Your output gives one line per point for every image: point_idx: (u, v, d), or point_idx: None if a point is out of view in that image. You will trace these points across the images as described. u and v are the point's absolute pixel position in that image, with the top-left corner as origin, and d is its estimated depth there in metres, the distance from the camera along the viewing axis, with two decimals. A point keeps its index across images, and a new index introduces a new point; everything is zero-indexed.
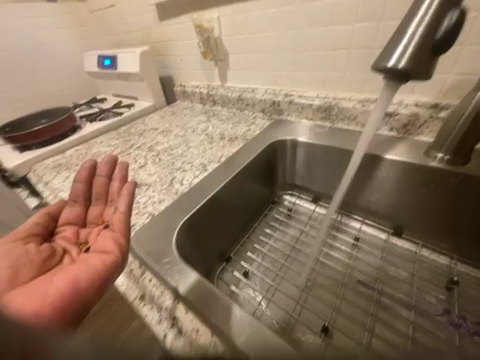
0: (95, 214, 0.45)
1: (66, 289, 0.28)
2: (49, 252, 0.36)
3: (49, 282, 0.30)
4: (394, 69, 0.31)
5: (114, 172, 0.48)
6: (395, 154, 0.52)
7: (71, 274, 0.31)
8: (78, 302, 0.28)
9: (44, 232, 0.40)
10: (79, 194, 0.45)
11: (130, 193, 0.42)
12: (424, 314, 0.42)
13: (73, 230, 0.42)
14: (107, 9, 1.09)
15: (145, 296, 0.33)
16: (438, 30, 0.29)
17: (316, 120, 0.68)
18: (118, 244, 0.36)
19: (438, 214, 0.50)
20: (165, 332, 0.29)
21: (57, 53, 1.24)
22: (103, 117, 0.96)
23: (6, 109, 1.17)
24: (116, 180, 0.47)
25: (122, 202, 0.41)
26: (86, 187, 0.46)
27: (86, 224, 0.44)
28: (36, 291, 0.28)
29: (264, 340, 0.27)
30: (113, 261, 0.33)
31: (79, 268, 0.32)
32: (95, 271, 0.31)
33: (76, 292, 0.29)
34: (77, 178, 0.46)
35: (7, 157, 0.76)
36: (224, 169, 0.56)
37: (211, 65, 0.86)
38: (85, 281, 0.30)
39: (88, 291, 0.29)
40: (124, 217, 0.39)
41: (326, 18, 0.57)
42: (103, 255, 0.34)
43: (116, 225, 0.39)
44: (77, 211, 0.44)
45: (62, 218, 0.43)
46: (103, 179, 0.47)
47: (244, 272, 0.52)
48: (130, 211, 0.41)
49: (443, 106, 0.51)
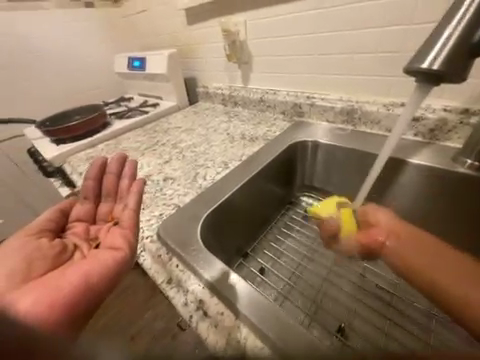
0: (105, 210, 0.47)
1: (78, 284, 0.33)
2: (60, 248, 0.38)
3: (64, 275, 0.34)
4: (428, 71, 0.31)
5: (123, 169, 0.49)
6: (421, 159, 0.51)
7: (83, 268, 0.35)
8: (90, 295, 0.33)
9: (56, 227, 0.42)
10: (88, 191, 0.47)
11: (140, 191, 0.44)
12: (444, 324, 0.41)
13: (84, 226, 0.44)
14: (139, 15, 1.17)
15: (171, 280, 0.37)
16: (476, 32, 0.29)
17: (338, 123, 0.68)
18: (128, 242, 0.39)
19: (466, 222, 0.48)
20: (191, 314, 0.32)
21: (91, 55, 1.33)
22: (130, 115, 1.02)
23: (44, 105, 1.27)
24: (126, 177, 0.48)
25: (130, 200, 0.43)
26: (96, 184, 0.48)
27: (95, 220, 0.46)
28: (52, 284, 0.33)
29: (288, 328, 0.28)
30: (122, 258, 0.37)
31: (90, 265, 0.35)
32: (106, 268, 0.35)
33: (89, 287, 0.33)
34: (87, 175, 0.48)
35: (46, 149, 0.83)
36: (244, 168, 0.58)
37: (235, 67, 0.89)
38: (95, 278, 0.34)
39: (99, 286, 0.34)
40: (132, 215, 0.41)
41: (353, 22, 0.58)
42: (113, 252, 0.37)
43: (125, 222, 0.41)
44: (88, 207, 0.46)
45: (73, 214, 0.45)
46: (112, 177, 0.48)
47: (260, 268, 0.53)
48: (139, 208, 0.43)
49: (474, 112, 0.49)
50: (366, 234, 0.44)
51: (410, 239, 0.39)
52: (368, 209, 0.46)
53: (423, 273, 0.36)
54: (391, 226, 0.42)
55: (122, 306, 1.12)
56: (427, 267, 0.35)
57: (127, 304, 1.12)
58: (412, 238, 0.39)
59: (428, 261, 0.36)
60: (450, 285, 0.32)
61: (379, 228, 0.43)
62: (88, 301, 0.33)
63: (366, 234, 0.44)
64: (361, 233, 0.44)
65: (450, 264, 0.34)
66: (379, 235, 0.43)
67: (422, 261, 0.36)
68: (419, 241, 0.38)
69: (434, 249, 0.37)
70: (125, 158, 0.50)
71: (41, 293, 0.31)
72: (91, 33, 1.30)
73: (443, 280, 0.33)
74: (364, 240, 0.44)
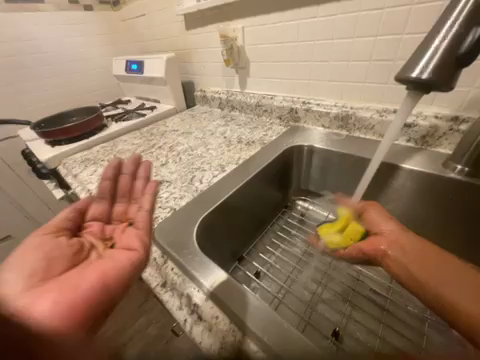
0: (119, 211, 0.49)
1: (96, 285, 0.34)
2: (78, 247, 0.39)
3: (82, 276, 0.35)
4: (418, 79, 0.32)
5: (139, 172, 0.55)
6: (414, 164, 0.52)
7: (101, 270, 0.36)
8: (106, 298, 0.34)
9: (73, 226, 0.42)
10: (105, 191, 0.49)
11: (154, 190, 0.52)
12: (435, 326, 0.41)
13: (99, 226, 0.46)
14: (138, 18, 1.18)
15: (166, 284, 0.36)
16: (462, 45, 0.30)
17: (333, 129, 0.69)
18: (143, 244, 0.41)
19: (456, 225, 0.50)
20: (186, 318, 0.31)
21: (88, 57, 1.33)
22: (127, 117, 1.02)
23: (39, 106, 1.26)
24: (141, 178, 0.54)
25: (147, 201, 0.49)
26: (112, 185, 0.51)
27: (110, 220, 0.48)
28: (70, 285, 0.33)
29: (283, 333, 0.28)
30: (137, 260, 0.38)
31: (108, 266, 0.37)
32: (122, 269, 0.37)
33: (105, 289, 0.34)
34: (104, 176, 0.51)
35: (40, 150, 0.82)
36: (242, 171, 0.59)
37: (233, 72, 0.90)
38: (112, 279, 0.36)
39: (115, 289, 0.35)
40: (148, 216, 0.46)
41: (347, 31, 0.59)
42: (129, 253, 0.39)
43: (141, 222, 0.45)
44: (102, 206, 0.48)
45: (89, 213, 0.46)
46: (127, 179, 0.53)
47: (255, 272, 0.53)
48: (152, 209, 0.48)
49: (464, 119, 0.50)
50: (369, 242, 0.41)
51: (412, 248, 0.35)
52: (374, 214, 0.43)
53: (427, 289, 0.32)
54: (393, 233, 0.39)
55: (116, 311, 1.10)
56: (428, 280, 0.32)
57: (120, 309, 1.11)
58: (415, 248, 0.35)
59: (432, 273, 0.32)
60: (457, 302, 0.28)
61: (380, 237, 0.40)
62: (104, 304, 0.33)
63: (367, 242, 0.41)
64: (364, 241, 0.42)
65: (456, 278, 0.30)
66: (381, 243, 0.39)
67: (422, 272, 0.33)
68: (421, 251, 0.35)
69: (439, 262, 0.33)
70: (139, 161, 0.57)
71: (61, 293, 0.32)
72: (88, 35, 1.30)
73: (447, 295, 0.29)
74: (364, 248, 0.41)
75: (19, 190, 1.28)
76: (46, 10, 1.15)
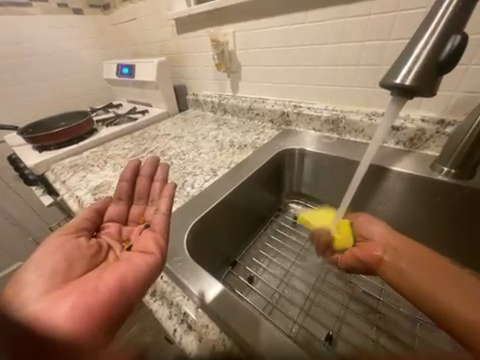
0: (136, 212, 0.47)
1: (114, 287, 0.32)
2: (97, 248, 0.38)
3: (100, 277, 0.33)
4: (402, 85, 0.33)
5: (156, 172, 0.50)
6: (403, 166, 0.53)
7: (118, 272, 0.34)
8: (125, 301, 0.31)
9: (92, 227, 0.41)
10: (122, 192, 0.46)
11: (171, 195, 0.45)
12: (426, 327, 0.42)
13: (117, 227, 0.44)
14: (129, 22, 1.17)
15: (156, 292, 0.35)
16: (442, 52, 0.31)
17: (324, 132, 0.70)
18: (159, 246, 0.37)
19: (444, 225, 0.50)
20: (175, 327, 0.31)
21: (78, 60, 1.31)
22: (118, 121, 1.01)
23: (27, 111, 1.23)
24: (158, 180, 0.49)
25: (164, 204, 0.43)
26: (129, 186, 0.48)
27: (127, 221, 0.46)
28: (89, 287, 0.31)
29: (276, 343, 0.27)
30: (154, 262, 0.35)
31: (125, 267, 0.34)
32: (139, 271, 0.34)
33: (122, 291, 0.32)
34: (121, 177, 0.48)
35: (28, 156, 0.80)
36: (234, 175, 0.58)
37: (224, 76, 0.90)
38: (129, 280, 0.33)
39: (132, 291, 0.32)
40: (166, 219, 0.41)
41: (336, 36, 0.60)
42: (145, 255, 0.36)
43: (158, 226, 0.40)
44: (121, 208, 0.46)
45: (107, 214, 0.44)
46: (144, 180, 0.49)
47: (248, 277, 0.53)
48: (170, 212, 0.42)
49: (450, 122, 0.52)
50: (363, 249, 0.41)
51: (404, 251, 0.35)
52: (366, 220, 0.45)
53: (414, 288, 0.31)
54: (385, 239, 0.39)
55: None
56: (417, 279, 0.31)
57: None
58: (406, 252, 0.35)
59: (421, 273, 0.32)
60: (441, 298, 0.28)
61: (372, 243, 0.40)
62: (122, 307, 0.31)
63: (360, 249, 0.42)
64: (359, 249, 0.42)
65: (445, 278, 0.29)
66: (375, 249, 0.39)
67: (412, 273, 0.32)
68: (412, 253, 0.34)
69: (429, 264, 0.32)
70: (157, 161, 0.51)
71: (78, 296, 0.30)
72: (78, 39, 1.28)
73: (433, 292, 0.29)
74: (360, 256, 0.41)
75: (6, 197, 1.25)
76: (35, 14, 1.13)
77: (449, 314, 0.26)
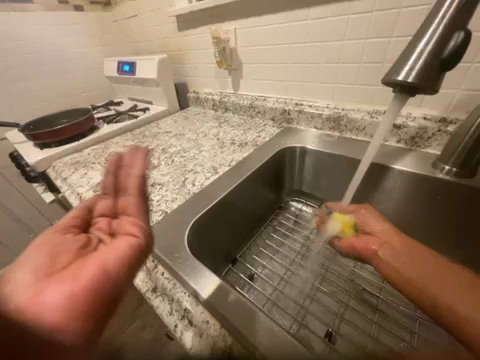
0: (121, 202, 0.39)
1: (100, 275, 0.29)
2: (84, 242, 0.34)
3: (86, 267, 0.29)
4: (404, 83, 0.33)
5: (135, 156, 0.44)
6: (404, 165, 0.53)
7: (103, 258, 0.31)
8: (113, 286, 0.29)
9: (82, 224, 0.37)
10: (106, 185, 0.41)
11: (141, 174, 0.41)
12: (425, 325, 0.42)
13: (107, 221, 0.38)
14: (130, 19, 1.17)
15: (157, 289, 0.36)
16: (445, 49, 0.31)
17: (325, 130, 0.70)
18: (142, 229, 0.36)
19: (445, 225, 0.50)
20: (176, 323, 0.32)
21: (79, 57, 1.31)
22: (119, 119, 1.01)
23: (29, 108, 1.23)
24: (136, 162, 0.43)
25: (134, 184, 0.40)
26: (114, 177, 0.42)
27: (116, 213, 0.39)
28: (75, 277, 0.28)
29: (278, 341, 0.27)
30: (138, 243, 0.34)
31: (110, 253, 0.32)
32: (125, 255, 0.32)
33: (109, 279, 0.29)
34: (106, 169, 0.42)
35: (29, 153, 0.80)
36: (234, 173, 0.58)
37: (226, 73, 0.90)
38: (115, 267, 0.30)
39: (119, 275, 0.30)
40: (138, 201, 0.39)
41: (339, 33, 0.60)
42: (129, 238, 0.35)
43: (133, 209, 0.38)
44: (109, 201, 0.40)
45: (96, 210, 0.40)
46: (123, 167, 0.42)
47: (249, 275, 0.53)
48: (142, 192, 0.40)
49: (452, 120, 0.51)
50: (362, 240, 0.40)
51: (404, 247, 0.35)
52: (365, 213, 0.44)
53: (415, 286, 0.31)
54: (384, 232, 0.38)
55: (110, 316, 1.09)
56: (419, 277, 0.31)
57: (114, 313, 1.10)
58: (406, 248, 0.35)
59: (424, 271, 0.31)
60: (445, 298, 0.27)
61: (372, 236, 0.39)
62: (112, 295, 0.28)
63: (359, 240, 0.41)
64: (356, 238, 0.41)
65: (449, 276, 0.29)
66: (373, 243, 0.38)
67: (414, 270, 0.32)
68: (413, 250, 0.34)
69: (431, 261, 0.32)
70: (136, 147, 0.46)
71: (65, 284, 0.27)
72: (79, 36, 1.28)
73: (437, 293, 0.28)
74: (355, 245, 0.40)
75: (7, 194, 1.25)
76: (36, 10, 1.13)
77: (451, 313, 0.26)
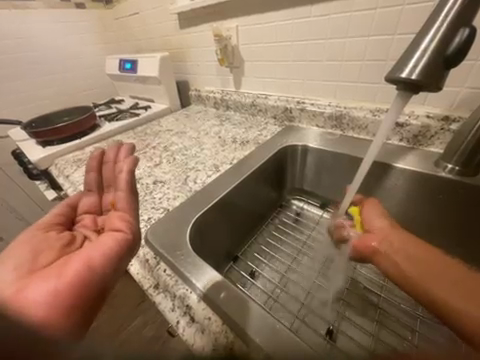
0: (107, 199, 0.45)
1: (82, 270, 0.31)
2: (68, 238, 0.38)
3: (69, 263, 0.33)
4: (408, 80, 0.32)
5: (120, 154, 0.48)
6: (406, 163, 0.53)
7: (86, 255, 0.34)
8: (98, 282, 0.32)
9: (67, 221, 0.42)
10: (92, 184, 0.46)
11: (131, 170, 0.44)
12: (427, 323, 0.42)
13: (92, 218, 0.43)
14: (131, 16, 1.16)
15: (159, 286, 0.37)
16: (449, 45, 0.31)
17: (327, 128, 0.70)
18: (129, 224, 0.39)
19: (448, 223, 0.50)
20: (178, 319, 0.32)
21: (80, 55, 1.31)
22: (121, 117, 1.01)
23: (31, 106, 1.24)
24: (121, 161, 0.46)
25: (122, 181, 0.43)
26: (98, 175, 0.46)
27: (101, 210, 0.45)
28: (58, 273, 0.31)
29: (281, 340, 0.27)
30: (124, 239, 0.37)
31: (93, 249, 0.34)
32: (109, 250, 0.35)
33: (92, 274, 0.32)
34: (88, 168, 0.46)
35: (31, 150, 0.81)
36: (236, 171, 0.58)
37: (227, 71, 0.90)
38: (98, 262, 0.33)
39: (102, 270, 0.33)
40: (128, 197, 0.42)
41: (341, 30, 0.59)
42: (115, 233, 0.37)
43: (122, 205, 0.41)
44: (93, 198, 0.45)
45: (80, 207, 0.44)
46: (110, 166, 0.47)
47: (250, 272, 0.53)
48: (131, 189, 0.43)
49: (454, 119, 0.51)
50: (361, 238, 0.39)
51: (402, 242, 0.34)
52: (368, 210, 0.42)
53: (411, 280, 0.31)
54: (383, 229, 0.38)
55: (112, 312, 1.10)
56: (414, 271, 0.31)
57: (116, 309, 1.11)
58: (404, 245, 0.34)
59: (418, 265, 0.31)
60: (439, 291, 0.28)
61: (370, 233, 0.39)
62: (94, 291, 0.31)
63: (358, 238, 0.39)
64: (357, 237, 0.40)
65: (440, 270, 0.30)
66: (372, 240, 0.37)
67: (409, 263, 0.32)
68: (410, 244, 0.34)
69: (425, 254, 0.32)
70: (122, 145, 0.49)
71: (48, 279, 0.30)
72: (81, 33, 1.28)
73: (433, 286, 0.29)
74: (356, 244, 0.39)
75: (10, 192, 1.26)
76: (37, 7, 1.13)
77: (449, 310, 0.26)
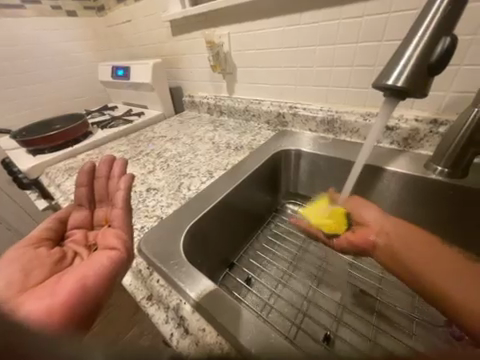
0: (100, 215, 0.45)
1: (75, 287, 0.31)
2: (59, 255, 0.38)
3: (61, 282, 0.32)
4: (393, 87, 0.33)
5: (112, 169, 0.47)
6: (398, 166, 0.53)
7: (79, 273, 0.33)
8: (89, 301, 0.31)
9: (56, 236, 0.41)
10: (81, 198, 0.45)
11: (127, 186, 0.42)
12: (422, 325, 0.42)
13: (83, 233, 0.43)
14: (123, 24, 1.17)
15: (152, 297, 0.36)
16: (433, 53, 0.32)
17: (319, 132, 0.70)
18: (123, 241, 0.38)
19: (440, 225, 0.51)
20: (172, 332, 0.31)
21: (72, 62, 1.30)
22: (114, 124, 1.00)
23: (23, 114, 1.22)
24: (115, 176, 0.46)
25: (119, 198, 0.41)
26: (90, 190, 0.46)
27: (93, 226, 0.45)
28: (49, 292, 0.30)
29: (279, 350, 0.27)
30: (118, 257, 0.36)
31: (87, 267, 0.34)
32: (102, 267, 0.34)
33: (85, 291, 0.31)
34: (78, 182, 0.45)
35: (22, 160, 0.79)
36: (231, 176, 0.58)
37: (220, 77, 0.91)
38: (92, 279, 0.32)
39: (94, 288, 0.32)
40: (122, 213, 0.40)
41: (332, 37, 0.60)
42: (109, 251, 0.36)
43: (116, 222, 0.40)
44: (85, 212, 0.45)
45: (70, 222, 0.44)
46: (102, 180, 0.46)
47: (246, 279, 0.53)
48: (127, 205, 0.41)
49: (442, 122, 0.52)
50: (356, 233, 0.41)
51: (398, 232, 0.37)
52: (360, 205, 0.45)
53: (412, 271, 0.32)
54: (379, 222, 0.40)
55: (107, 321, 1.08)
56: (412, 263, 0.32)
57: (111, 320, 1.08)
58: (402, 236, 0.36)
59: (417, 255, 0.33)
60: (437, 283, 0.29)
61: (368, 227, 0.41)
62: (89, 306, 0.31)
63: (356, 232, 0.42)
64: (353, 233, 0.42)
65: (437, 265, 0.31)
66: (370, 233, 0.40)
67: (409, 249, 0.34)
68: (406, 235, 0.36)
69: (421, 242, 0.34)
70: (114, 159, 0.48)
71: (41, 298, 0.29)
72: (73, 41, 1.28)
73: (436, 276, 0.29)
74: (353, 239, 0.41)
75: None
76: (29, 16, 1.12)
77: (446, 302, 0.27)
